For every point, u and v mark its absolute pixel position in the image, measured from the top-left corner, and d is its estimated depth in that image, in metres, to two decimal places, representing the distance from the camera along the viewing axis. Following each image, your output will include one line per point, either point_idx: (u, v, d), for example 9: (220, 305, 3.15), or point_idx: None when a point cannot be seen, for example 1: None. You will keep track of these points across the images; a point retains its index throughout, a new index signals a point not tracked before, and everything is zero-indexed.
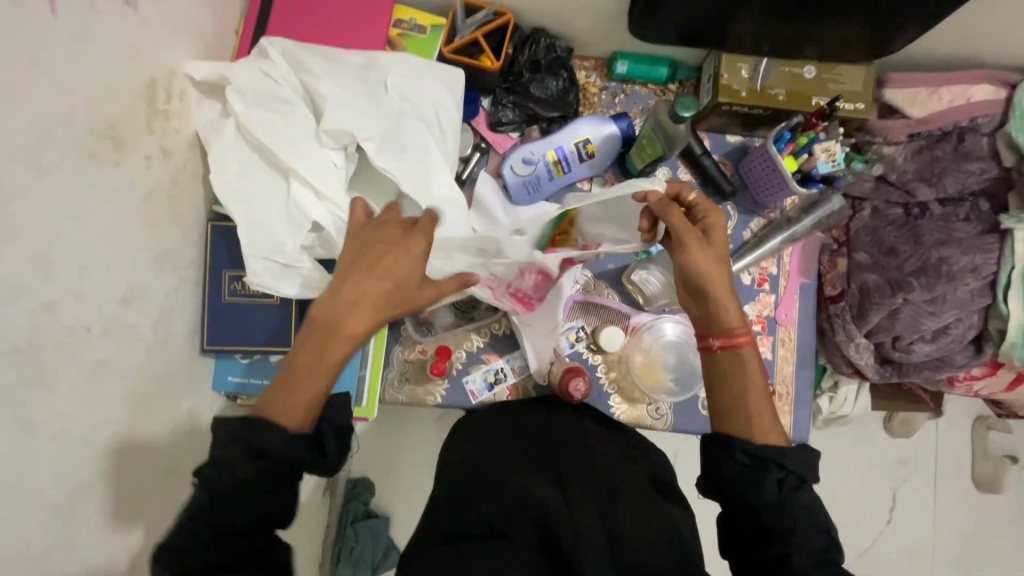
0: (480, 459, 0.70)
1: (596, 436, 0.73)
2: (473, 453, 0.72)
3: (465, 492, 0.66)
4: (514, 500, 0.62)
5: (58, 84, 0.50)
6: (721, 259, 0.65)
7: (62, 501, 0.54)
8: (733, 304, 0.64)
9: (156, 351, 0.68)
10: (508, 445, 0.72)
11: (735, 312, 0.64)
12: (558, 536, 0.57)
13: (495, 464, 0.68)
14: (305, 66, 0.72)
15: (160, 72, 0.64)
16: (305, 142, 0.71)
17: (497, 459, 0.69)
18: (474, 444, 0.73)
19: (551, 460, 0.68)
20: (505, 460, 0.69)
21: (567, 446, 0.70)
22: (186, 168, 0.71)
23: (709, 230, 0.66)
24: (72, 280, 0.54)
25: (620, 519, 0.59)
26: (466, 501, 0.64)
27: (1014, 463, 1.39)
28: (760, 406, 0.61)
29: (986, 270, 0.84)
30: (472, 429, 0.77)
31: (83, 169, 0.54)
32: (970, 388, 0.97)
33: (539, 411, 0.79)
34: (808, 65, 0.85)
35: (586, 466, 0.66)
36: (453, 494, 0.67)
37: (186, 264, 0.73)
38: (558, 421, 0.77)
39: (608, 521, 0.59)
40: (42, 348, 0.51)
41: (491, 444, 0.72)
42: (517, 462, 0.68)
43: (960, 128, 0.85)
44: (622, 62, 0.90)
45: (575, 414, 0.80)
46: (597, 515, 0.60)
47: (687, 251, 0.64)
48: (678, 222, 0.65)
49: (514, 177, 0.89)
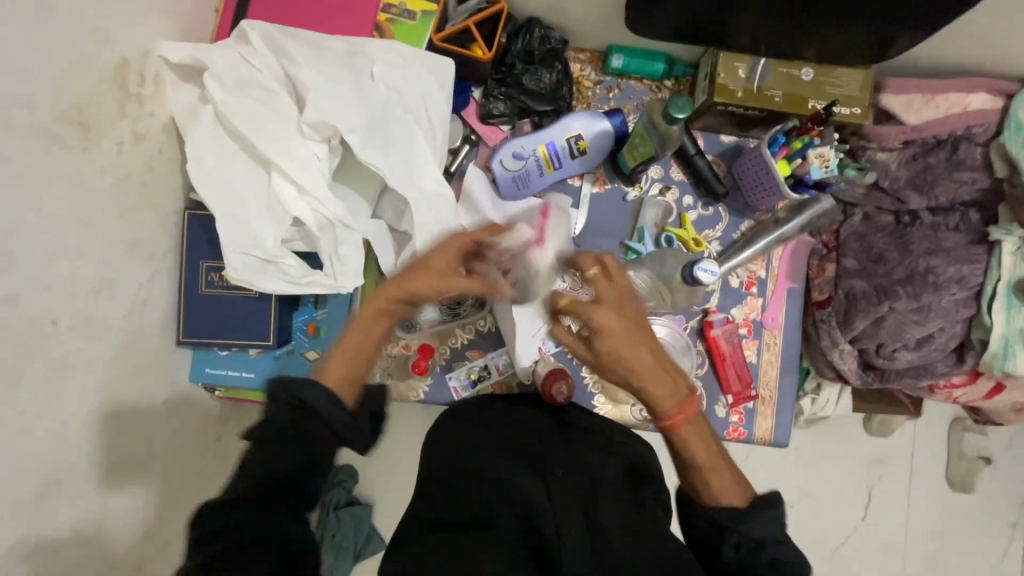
0: (459, 453, 0.69)
1: (578, 430, 0.72)
2: (456, 438, 0.72)
3: (442, 481, 0.66)
4: (489, 489, 0.61)
5: (16, 65, 0.47)
6: (629, 338, 0.55)
7: (30, 497, 0.53)
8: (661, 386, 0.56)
9: (129, 342, 0.66)
10: (491, 433, 0.71)
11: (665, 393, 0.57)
12: (545, 540, 0.55)
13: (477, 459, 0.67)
14: (287, 53, 0.69)
15: (132, 53, 0.61)
16: (287, 133, 0.68)
17: (478, 449, 0.68)
18: (450, 434, 0.73)
19: (535, 453, 0.66)
20: (479, 450, 0.69)
21: (548, 434, 0.70)
22: (161, 155, 0.68)
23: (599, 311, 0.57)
24: (35, 273, 0.52)
25: (605, 514, 0.57)
26: (446, 500, 0.63)
27: (988, 463, 1.41)
28: (710, 472, 0.57)
29: (972, 281, 0.83)
30: (453, 418, 0.76)
31: (47, 156, 0.52)
32: (950, 395, 0.98)
33: (523, 407, 0.77)
34: (805, 66, 0.83)
35: (568, 459, 0.64)
36: (431, 493, 0.66)
37: (160, 254, 0.70)
38: (540, 418, 0.75)
39: (592, 519, 0.57)
40: (5, 343, 0.49)
41: (467, 435, 0.71)
42: (493, 450, 0.68)
43: (954, 136, 0.83)
44: (616, 55, 0.88)
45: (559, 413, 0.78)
46: (581, 509, 0.58)
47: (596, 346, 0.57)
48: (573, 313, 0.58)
49: (503, 171, 0.86)
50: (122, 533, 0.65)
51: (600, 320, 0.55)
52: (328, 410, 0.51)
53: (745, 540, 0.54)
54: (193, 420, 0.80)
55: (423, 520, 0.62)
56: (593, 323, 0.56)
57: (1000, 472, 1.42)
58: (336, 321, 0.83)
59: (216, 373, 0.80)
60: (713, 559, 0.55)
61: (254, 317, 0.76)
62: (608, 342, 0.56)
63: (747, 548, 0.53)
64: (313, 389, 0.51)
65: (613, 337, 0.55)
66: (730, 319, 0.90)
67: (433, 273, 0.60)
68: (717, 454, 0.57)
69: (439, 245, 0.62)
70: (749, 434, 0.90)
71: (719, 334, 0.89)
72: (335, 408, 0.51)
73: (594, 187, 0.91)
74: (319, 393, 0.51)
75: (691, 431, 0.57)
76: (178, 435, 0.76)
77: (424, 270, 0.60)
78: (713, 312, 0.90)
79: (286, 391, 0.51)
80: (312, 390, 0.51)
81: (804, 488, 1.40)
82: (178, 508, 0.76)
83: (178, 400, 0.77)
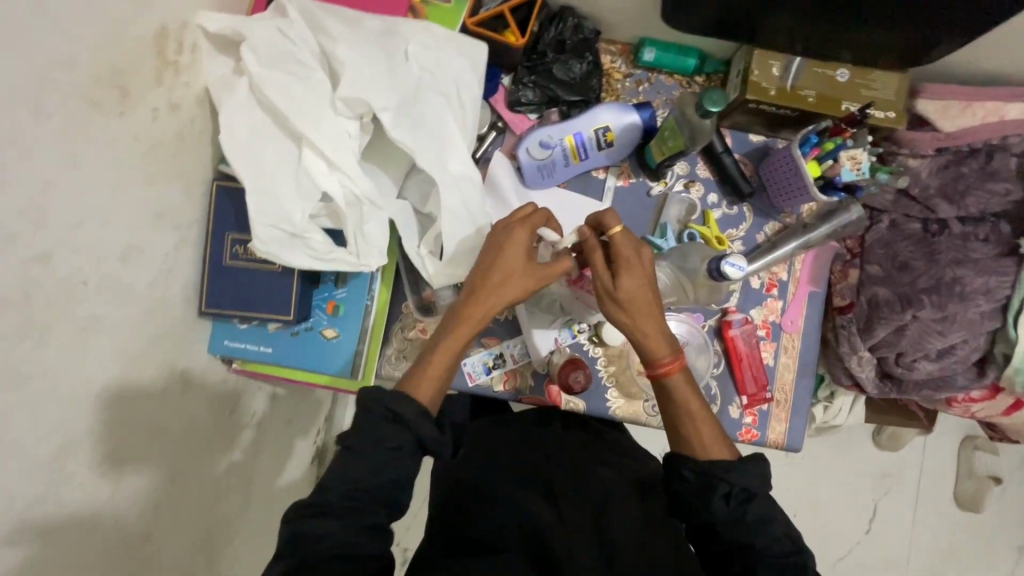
0: (470, 471, 0.71)
1: (584, 449, 0.74)
2: (473, 459, 0.74)
3: (457, 502, 0.67)
4: (500, 507, 0.62)
5: (62, 25, 0.48)
6: (637, 284, 0.64)
7: (50, 455, 0.54)
8: (659, 335, 0.64)
9: (153, 308, 0.66)
10: (507, 453, 0.73)
11: (662, 342, 0.64)
12: (552, 548, 0.56)
13: (490, 480, 0.68)
14: (323, 28, 0.69)
15: (172, 21, 0.61)
16: (319, 108, 0.68)
17: (493, 472, 0.69)
18: (469, 455, 0.76)
19: (544, 470, 0.68)
20: (491, 473, 0.70)
21: (554, 453, 0.72)
22: (194, 125, 0.68)
23: (620, 262, 0.64)
24: (67, 233, 0.52)
25: (613, 523, 0.59)
26: (463, 517, 0.64)
27: (997, 484, 1.40)
28: (699, 424, 0.62)
29: (999, 294, 0.82)
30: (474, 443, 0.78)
31: (87, 118, 0.52)
32: (967, 410, 0.97)
33: (534, 425, 0.79)
34: (841, 67, 0.82)
35: (575, 478, 0.66)
36: (443, 517, 0.67)
37: (188, 223, 0.71)
38: (549, 436, 0.77)
39: (603, 531, 0.58)
40: (36, 300, 0.50)
41: (483, 454, 0.74)
42: (506, 469, 0.70)
43: (990, 146, 0.82)
44: (649, 49, 0.88)
45: (563, 431, 0.79)
46: (590, 521, 0.60)
47: (612, 287, 0.64)
48: (597, 259, 0.65)
49: (529, 159, 0.86)
50: (136, 498, 0.66)
51: (624, 251, 0.64)
52: (417, 422, 0.56)
53: (735, 492, 0.55)
54: (209, 392, 0.81)
55: (443, 539, 0.63)
56: (619, 255, 0.63)
57: (1010, 493, 1.40)
58: (355, 300, 0.84)
59: (234, 346, 0.80)
60: (700, 513, 0.56)
61: (276, 291, 0.77)
62: (628, 277, 0.63)
63: (738, 498, 0.55)
64: (394, 397, 0.56)
65: (627, 284, 0.63)
66: (749, 320, 0.89)
67: (510, 283, 0.65)
68: (705, 406, 0.64)
69: (500, 246, 0.66)
70: (761, 436, 0.89)
71: (737, 334, 0.88)
72: (424, 422, 0.56)
73: (618, 180, 0.91)
74: (402, 405, 0.56)
75: (681, 379, 0.64)
76: (194, 406, 0.77)
77: (507, 278, 0.65)
78: (732, 312, 0.89)
79: (383, 405, 0.56)
80: (387, 396, 0.56)
81: (808, 498, 1.39)
82: (191, 478, 0.77)
83: (196, 370, 0.78)
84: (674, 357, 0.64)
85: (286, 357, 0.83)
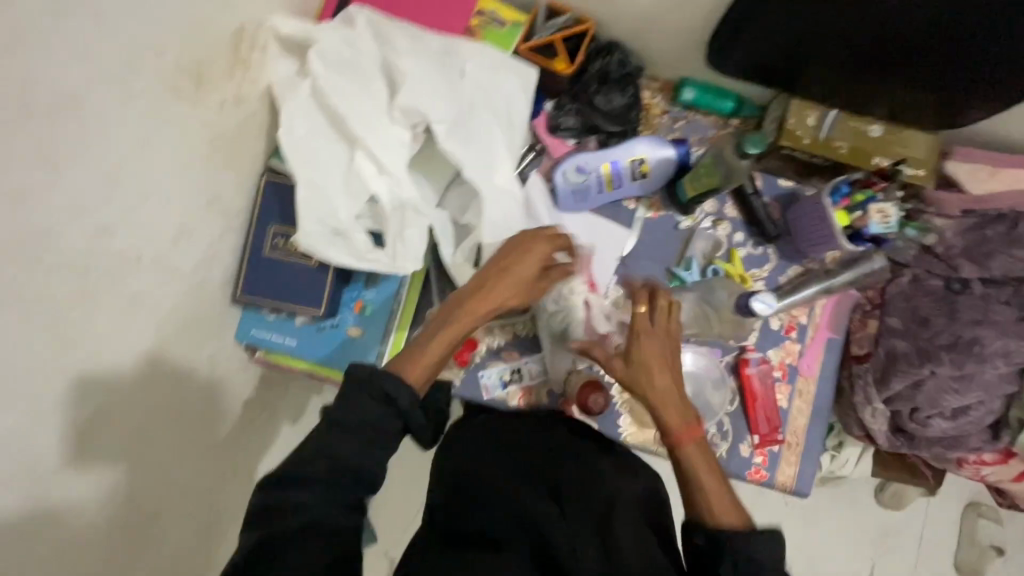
0: (480, 464, 0.71)
1: (594, 452, 0.71)
2: (485, 449, 0.74)
3: (465, 498, 0.67)
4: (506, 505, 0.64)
5: (155, 15, 0.51)
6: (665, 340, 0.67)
7: (85, 418, 0.55)
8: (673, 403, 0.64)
9: (193, 290, 0.68)
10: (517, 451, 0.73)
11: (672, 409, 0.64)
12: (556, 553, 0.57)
13: (501, 474, 0.69)
14: (388, 41, 0.72)
15: (248, 21, 0.65)
16: (377, 115, 0.72)
17: (506, 469, 0.69)
18: (478, 445, 0.75)
19: (555, 474, 0.67)
20: (503, 464, 0.70)
21: (562, 453, 0.71)
22: (254, 119, 0.71)
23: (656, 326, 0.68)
24: (129, 208, 0.54)
25: (619, 529, 0.58)
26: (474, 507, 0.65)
27: (999, 554, 1.37)
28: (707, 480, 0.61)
29: (1018, 358, 0.83)
30: (481, 433, 0.77)
31: (163, 101, 0.55)
32: (976, 472, 0.96)
33: (538, 423, 0.77)
34: (875, 123, 0.85)
35: (585, 477, 0.66)
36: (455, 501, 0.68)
37: (234, 212, 0.73)
38: (555, 436, 0.74)
39: (606, 534, 0.58)
40: (94, 266, 0.52)
41: (502, 447, 0.73)
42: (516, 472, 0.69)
43: (1016, 213, 0.84)
44: (689, 88, 0.91)
45: (571, 432, 0.76)
46: (595, 527, 0.59)
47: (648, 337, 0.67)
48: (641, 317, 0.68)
49: (564, 183, 0.89)
50: (152, 473, 0.67)
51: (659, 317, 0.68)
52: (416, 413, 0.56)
53: (743, 563, 0.54)
54: (229, 379, 0.82)
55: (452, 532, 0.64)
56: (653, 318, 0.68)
57: (1012, 566, 1.38)
58: (382, 304, 0.84)
59: (260, 336, 0.82)
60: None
61: (309, 285, 0.78)
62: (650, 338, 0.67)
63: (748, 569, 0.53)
64: (403, 391, 0.56)
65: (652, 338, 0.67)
66: (767, 360, 0.91)
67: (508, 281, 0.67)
68: (716, 472, 0.62)
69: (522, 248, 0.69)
70: (769, 477, 0.89)
71: (753, 372, 0.89)
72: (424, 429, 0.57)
73: (648, 212, 0.93)
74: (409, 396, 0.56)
75: (696, 452, 0.63)
76: (213, 389, 0.78)
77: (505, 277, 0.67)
78: (749, 350, 0.91)
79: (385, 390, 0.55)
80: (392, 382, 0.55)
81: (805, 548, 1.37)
82: (202, 460, 0.77)
83: (221, 355, 0.79)
84: (687, 428, 0.64)
85: (310, 351, 0.83)
